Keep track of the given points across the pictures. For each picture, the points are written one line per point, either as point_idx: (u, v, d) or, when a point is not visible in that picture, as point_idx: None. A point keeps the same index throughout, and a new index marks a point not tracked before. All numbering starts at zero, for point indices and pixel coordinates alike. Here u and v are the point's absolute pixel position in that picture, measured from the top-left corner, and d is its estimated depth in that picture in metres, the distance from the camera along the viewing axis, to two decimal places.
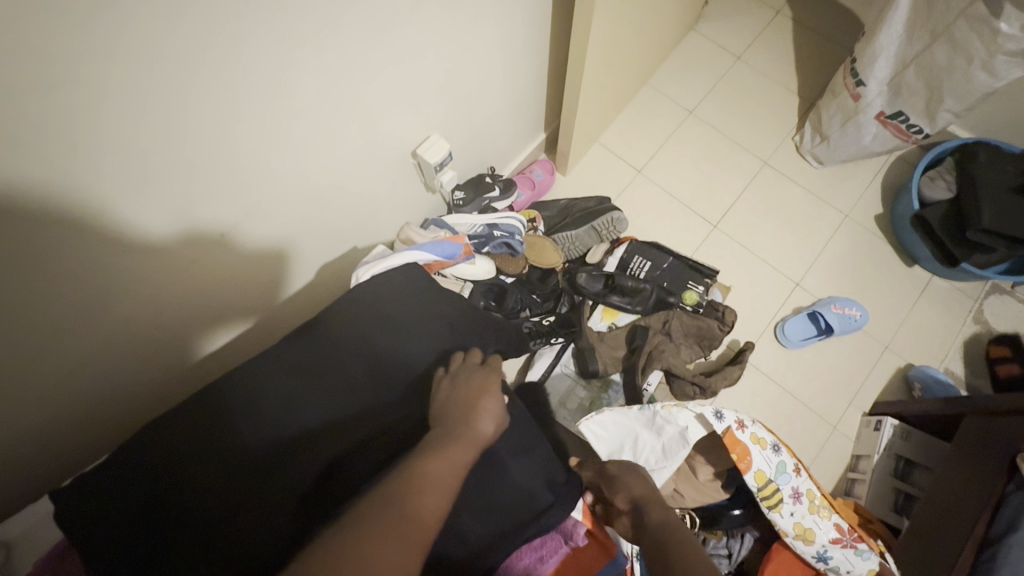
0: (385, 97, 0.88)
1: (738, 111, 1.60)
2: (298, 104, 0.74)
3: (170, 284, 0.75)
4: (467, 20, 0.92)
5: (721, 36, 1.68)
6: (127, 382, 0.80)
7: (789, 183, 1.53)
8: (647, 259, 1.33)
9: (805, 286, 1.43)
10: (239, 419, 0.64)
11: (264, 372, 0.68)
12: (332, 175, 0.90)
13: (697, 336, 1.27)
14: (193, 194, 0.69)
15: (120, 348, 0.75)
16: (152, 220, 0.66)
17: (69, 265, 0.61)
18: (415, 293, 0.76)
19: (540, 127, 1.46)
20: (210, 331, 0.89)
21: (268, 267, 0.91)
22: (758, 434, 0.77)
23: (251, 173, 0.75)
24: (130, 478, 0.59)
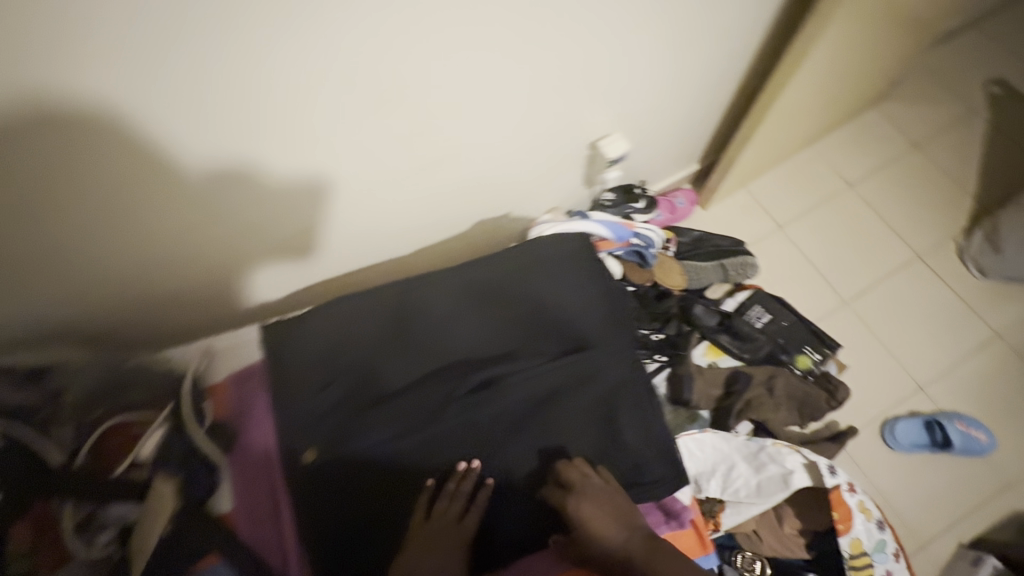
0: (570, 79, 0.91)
1: (902, 196, 1.53)
2: (382, 37, 0.65)
3: (192, 209, 0.72)
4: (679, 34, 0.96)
5: (905, 118, 1.62)
6: (166, 286, 0.81)
7: (940, 284, 1.43)
8: (768, 311, 1.32)
9: (929, 392, 1.34)
10: (409, 319, 0.71)
11: (437, 285, 0.73)
12: (514, 143, 0.98)
13: (800, 402, 1.23)
14: (215, 117, 0.62)
15: (148, 255, 0.75)
16: (160, 135, 0.60)
17: (69, 160, 0.58)
18: (583, 254, 0.75)
19: (695, 157, 1.48)
20: (258, 256, 0.86)
21: (321, 211, 0.84)
22: (865, 503, 0.75)
23: (303, 102, 0.67)
24: (318, 337, 0.70)
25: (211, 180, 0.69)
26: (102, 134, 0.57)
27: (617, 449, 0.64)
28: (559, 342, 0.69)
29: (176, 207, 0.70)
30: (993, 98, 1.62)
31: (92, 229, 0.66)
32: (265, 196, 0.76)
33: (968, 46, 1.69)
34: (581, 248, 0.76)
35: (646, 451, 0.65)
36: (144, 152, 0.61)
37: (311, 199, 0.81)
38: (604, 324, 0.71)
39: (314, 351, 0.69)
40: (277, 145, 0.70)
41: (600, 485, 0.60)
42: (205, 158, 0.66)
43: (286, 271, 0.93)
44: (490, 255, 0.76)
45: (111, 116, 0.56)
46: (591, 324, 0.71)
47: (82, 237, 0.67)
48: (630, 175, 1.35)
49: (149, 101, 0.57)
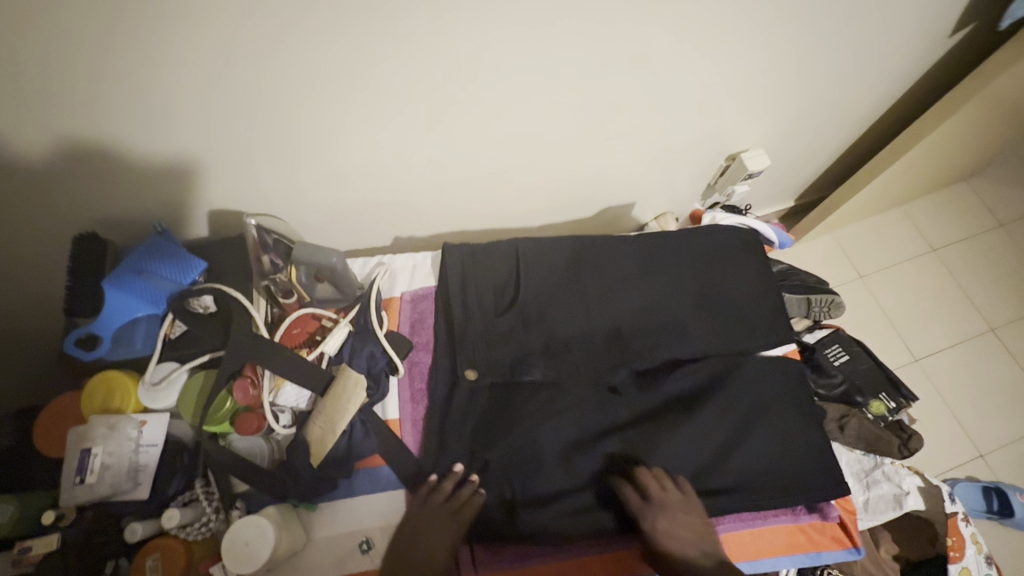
0: (731, 88, 0.96)
1: (981, 271, 1.58)
2: (488, 34, 0.69)
3: (288, 134, 0.75)
4: (840, 67, 1.01)
5: (989, 199, 1.68)
6: (251, 198, 0.83)
7: (1009, 359, 1.46)
8: (846, 351, 1.34)
9: (989, 461, 1.35)
10: (585, 272, 0.76)
11: (612, 250, 0.78)
12: (662, 139, 1.03)
13: (870, 445, 1.23)
14: (328, 64, 0.67)
15: (242, 164, 0.77)
16: (279, 62, 0.64)
17: (195, 61, 0.61)
18: (751, 253, 0.80)
19: (794, 195, 1.52)
20: (344, 190, 0.89)
21: (409, 181, 0.91)
22: (975, 536, 0.79)
23: (403, 76, 0.71)
24: (498, 267, 0.75)
25: (312, 113, 0.73)
26: (232, 43, 0.61)
27: (754, 450, 0.67)
28: (728, 323, 0.75)
29: (278, 129, 0.73)
30: None
31: (193, 128, 0.69)
32: (347, 147, 0.80)
33: None
34: (754, 244, 0.81)
35: (778, 459, 0.67)
36: (258, 73, 0.65)
37: (405, 166, 0.88)
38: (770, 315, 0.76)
39: (495, 280, 0.74)
40: (367, 106, 0.74)
41: (677, 498, 0.61)
42: (309, 95, 0.70)
43: (381, 210, 0.97)
44: (668, 232, 0.81)
45: (245, 33, 0.60)
46: (758, 312, 0.76)
47: (191, 131, 0.70)
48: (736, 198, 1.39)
49: (275, 30, 0.61)
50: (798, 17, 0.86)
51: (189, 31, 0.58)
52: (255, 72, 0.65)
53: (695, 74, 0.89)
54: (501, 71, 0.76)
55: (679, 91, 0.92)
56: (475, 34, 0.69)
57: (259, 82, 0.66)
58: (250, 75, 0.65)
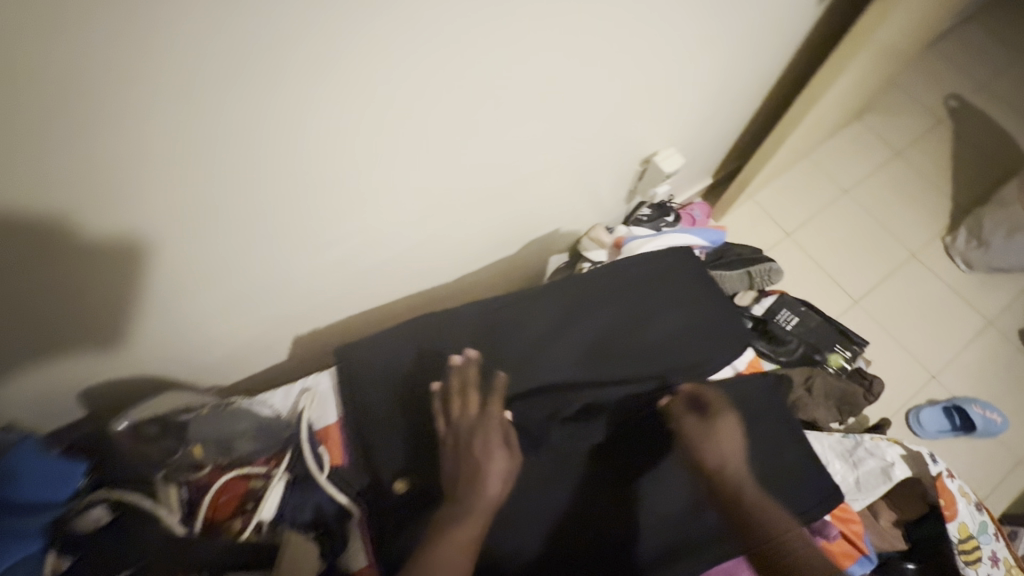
0: (635, 99, 0.91)
1: (891, 201, 1.65)
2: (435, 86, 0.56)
3: (270, 232, 0.60)
4: (726, 56, 1.01)
5: (882, 131, 1.76)
6: (202, 319, 0.66)
7: (934, 278, 1.56)
8: (794, 313, 1.37)
9: (941, 379, 1.43)
10: (508, 342, 0.70)
11: (527, 307, 0.74)
12: (580, 163, 0.97)
13: (839, 400, 1.27)
14: (331, 148, 0.54)
15: (200, 285, 0.60)
16: (283, 159, 0.52)
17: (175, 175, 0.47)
18: (668, 270, 0.79)
19: (709, 172, 1.54)
20: (309, 284, 0.74)
21: (382, 261, 0.80)
22: (964, 488, 0.78)
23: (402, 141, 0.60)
24: (402, 360, 0.68)
25: (301, 208, 0.60)
26: (222, 149, 0.47)
27: None
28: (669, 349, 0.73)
29: (258, 232, 0.59)
30: (954, 110, 1.80)
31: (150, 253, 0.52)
32: (328, 236, 0.67)
33: (928, 65, 1.87)
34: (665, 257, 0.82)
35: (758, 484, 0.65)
36: (255, 172, 0.51)
37: (384, 245, 0.77)
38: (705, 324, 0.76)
39: (405, 378, 0.67)
40: (361, 185, 0.62)
41: None
42: (307, 186, 0.57)
43: (349, 294, 0.82)
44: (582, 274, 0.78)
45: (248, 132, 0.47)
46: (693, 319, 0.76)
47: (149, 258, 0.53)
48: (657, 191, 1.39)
49: (283, 122, 0.48)
50: (687, 17, 0.81)
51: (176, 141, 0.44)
52: (251, 174, 0.51)
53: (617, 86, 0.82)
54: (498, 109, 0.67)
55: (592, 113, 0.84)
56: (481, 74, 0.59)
57: (256, 185, 0.53)
58: (246, 178, 0.51)
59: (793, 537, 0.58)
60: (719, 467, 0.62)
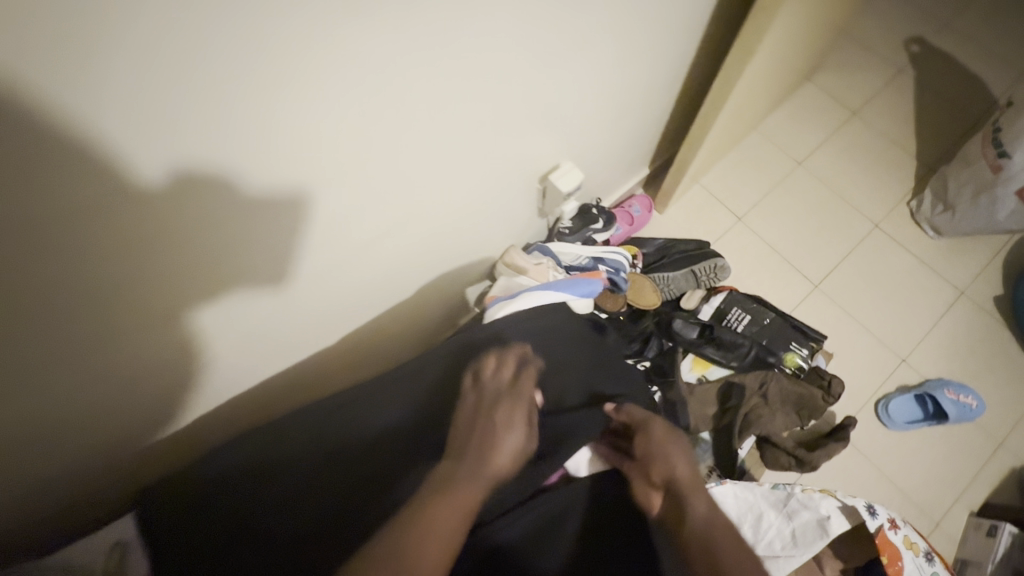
0: (524, 118, 0.79)
1: (849, 169, 1.52)
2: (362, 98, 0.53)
3: (177, 224, 0.48)
4: (626, 48, 0.88)
5: (837, 90, 1.61)
6: (98, 348, 0.53)
7: (900, 249, 1.43)
8: (746, 312, 1.27)
9: (912, 362, 1.32)
10: (351, 433, 0.69)
11: (372, 396, 0.73)
12: (473, 199, 0.86)
13: (797, 404, 1.17)
14: (266, 106, 0.45)
15: (88, 304, 0.48)
16: (182, 96, 0.39)
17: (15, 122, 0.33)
18: (529, 327, 0.83)
19: (645, 162, 1.40)
20: (229, 298, 0.61)
21: (319, 258, 0.67)
22: (911, 538, 0.69)
23: (330, 77, 0.48)
24: (233, 476, 0.65)
25: (213, 177, 0.47)
26: (126, 102, 0.37)
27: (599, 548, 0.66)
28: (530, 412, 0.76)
29: (155, 227, 0.46)
30: (915, 56, 1.64)
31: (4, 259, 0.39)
32: (254, 224, 0.54)
33: (884, 9, 1.70)
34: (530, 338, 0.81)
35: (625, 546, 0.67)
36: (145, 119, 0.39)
37: (320, 238, 0.64)
38: (567, 376, 0.80)
39: (239, 491, 0.64)
40: (288, 147, 0.50)
41: None
42: (215, 142, 0.44)
43: (279, 312, 0.69)
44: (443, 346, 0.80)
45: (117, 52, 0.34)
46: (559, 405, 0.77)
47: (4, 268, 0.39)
48: (583, 195, 1.26)
49: (170, 31, 0.36)
50: (568, 21, 0.70)
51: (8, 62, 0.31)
52: (137, 123, 0.38)
53: (536, 98, 0.77)
54: (449, 38, 0.56)
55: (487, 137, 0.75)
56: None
57: (150, 139, 0.40)
58: (131, 129, 0.38)
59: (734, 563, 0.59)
60: (671, 486, 0.67)
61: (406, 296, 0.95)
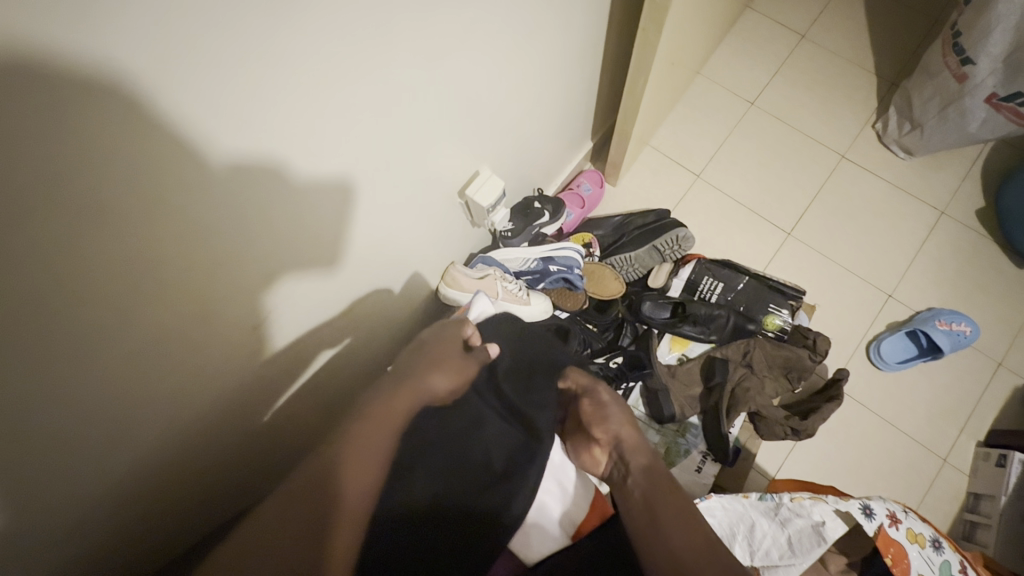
0: (431, 124, 0.73)
1: (806, 99, 1.41)
2: (352, 89, 0.55)
3: (211, 219, 0.49)
4: (530, 26, 0.79)
5: (780, 14, 1.48)
6: (195, 340, 0.56)
7: (871, 177, 1.34)
8: (718, 279, 1.19)
9: (899, 297, 1.25)
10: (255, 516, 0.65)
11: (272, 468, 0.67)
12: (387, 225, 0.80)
13: (784, 367, 1.10)
14: (291, 81, 0.48)
15: (179, 299, 0.51)
16: (243, 40, 0.41)
17: (99, 112, 0.35)
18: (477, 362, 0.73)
19: (587, 135, 1.29)
20: (273, 283, 0.63)
21: (342, 224, 0.68)
22: (914, 530, 0.66)
23: (328, 12, 0.47)
24: None
25: (245, 142, 0.47)
26: (186, 71, 0.39)
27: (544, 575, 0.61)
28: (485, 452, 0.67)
29: (216, 212, 0.49)
30: None
31: (116, 254, 0.42)
32: (285, 189, 0.55)
33: None
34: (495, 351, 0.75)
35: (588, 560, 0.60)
36: (197, 91, 0.40)
37: (339, 196, 0.64)
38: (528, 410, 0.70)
39: None
40: (316, 107, 0.52)
41: None
42: (241, 106, 0.44)
43: (314, 288, 0.70)
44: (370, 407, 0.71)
45: (160, 34, 0.35)
46: (525, 424, 0.69)
47: (120, 259, 0.43)
48: (523, 186, 1.15)
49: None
50: (467, 15, 0.65)
51: (82, 51, 0.32)
52: (197, 94, 0.40)
53: (489, 75, 0.78)
54: (423, 17, 0.58)
55: (429, 132, 0.74)
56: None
57: (214, 90, 0.41)
58: (193, 103, 0.40)
59: (671, 518, 0.54)
60: (614, 445, 0.64)
61: (345, 348, 0.87)
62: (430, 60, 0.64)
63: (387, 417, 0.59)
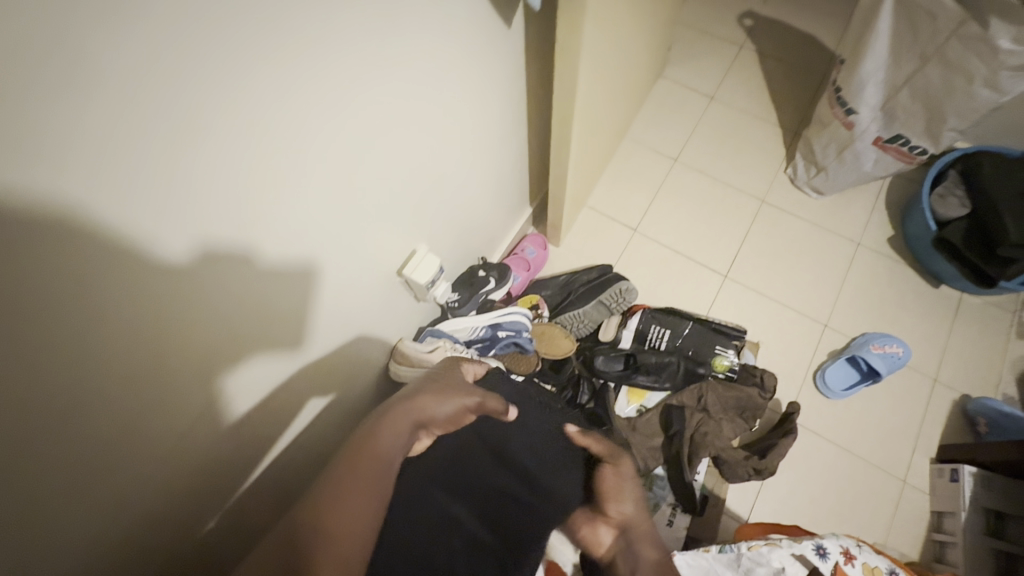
0: (388, 195, 0.77)
1: (723, 151, 1.54)
2: (316, 167, 0.59)
3: (173, 306, 0.50)
4: (473, 101, 0.86)
5: (690, 79, 1.64)
6: (157, 435, 0.55)
7: (792, 217, 1.45)
8: (665, 327, 1.22)
9: (834, 326, 1.32)
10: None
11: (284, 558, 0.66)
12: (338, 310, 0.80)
13: (738, 407, 1.12)
14: (255, 166, 0.51)
15: (146, 386, 0.51)
16: (209, 139, 0.45)
17: (67, 210, 0.38)
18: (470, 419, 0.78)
19: (525, 202, 1.36)
20: (238, 365, 0.63)
21: (304, 301, 0.70)
22: (869, 563, 0.67)
23: (289, 110, 0.52)
24: None
25: (211, 226, 0.50)
26: (151, 172, 0.42)
27: None
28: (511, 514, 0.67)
29: (177, 294, 0.50)
30: (751, 29, 1.69)
31: (78, 343, 0.43)
32: (248, 266, 0.57)
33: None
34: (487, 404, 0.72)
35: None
36: (161, 186, 0.43)
37: (302, 272, 0.67)
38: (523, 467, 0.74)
39: None
40: (279, 188, 0.56)
41: None
42: (205, 196, 0.48)
43: (277, 368, 0.71)
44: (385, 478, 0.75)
45: (129, 142, 0.39)
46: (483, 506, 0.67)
47: (85, 348, 0.44)
48: (468, 256, 1.18)
49: (168, 100, 0.40)
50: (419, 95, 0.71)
51: (62, 161, 0.36)
52: (162, 191, 0.44)
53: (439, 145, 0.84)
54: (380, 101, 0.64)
55: (385, 203, 0.78)
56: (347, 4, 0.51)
57: (178, 184, 0.45)
58: (157, 199, 0.44)
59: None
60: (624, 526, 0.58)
61: (297, 440, 0.84)
62: (386, 137, 0.69)
63: (379, 462, 0.53)
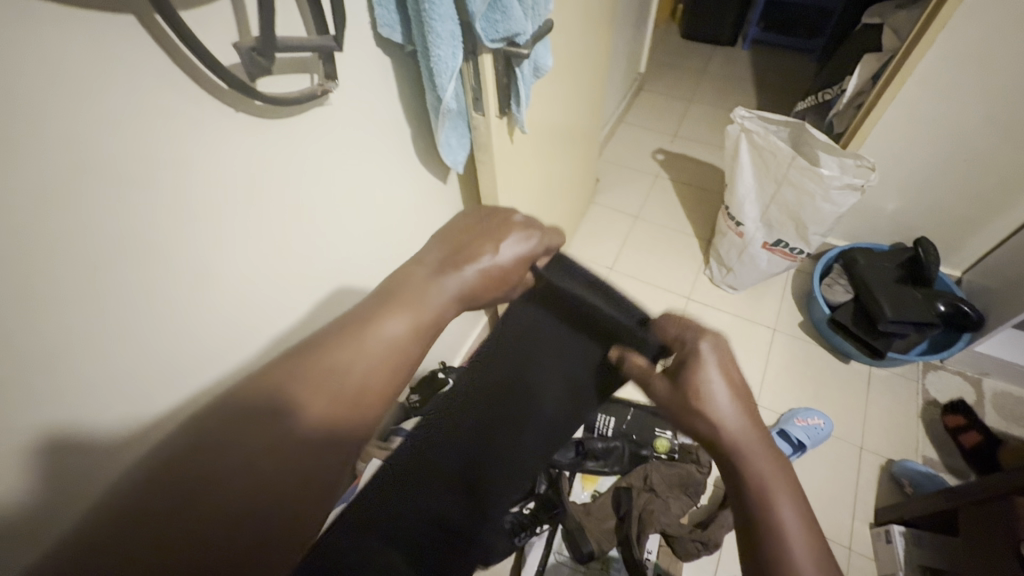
0: (341, 319, 0.91)
1: (651, 259, 1.81)
2: (268, 303, 0.73)
3: (129, 443, 0.59)
4: (412, 237, 1.04)
5: (617, 204, 1.97)
6: None
7: (715, 310, 1.67)
8: (611, 414, 1.35)
9: (764, 404, 1.47)
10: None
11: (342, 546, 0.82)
12: None
13: (682, 484, 1.22)
14: (214, 308, 0.64)
15: (85, 508, 0.56)
16: (178, 294, 0.58)
17: (43, 368, 0.47)
18: None
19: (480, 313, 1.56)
20: None
21: None
22: None
23: (235, 266, 0.65)
24: None
25: (170, 365, 0.60)
26: (129, 328, 0.53)
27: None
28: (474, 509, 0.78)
29: (119, 437, 0.57)
30: (663, 162, 2.07)
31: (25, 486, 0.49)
32: (190, 396, 0.65)
33: (629, 138, 2.17)
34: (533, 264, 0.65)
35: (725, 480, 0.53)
36: (135, 336, 0.54)
37: None
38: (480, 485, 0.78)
39: None
40: (233, 326, 0.68)
41: None
42: (173, 336, 0.59)
43: None
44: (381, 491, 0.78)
45: (115, 305, 0.51)
46: None
47: (47, 468, 0.50)
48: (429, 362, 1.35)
49: (153, 262, 0.53)
50: (361, 235, 0.87)
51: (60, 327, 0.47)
52: (135, 340, 0.55)
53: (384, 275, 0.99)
54: (326, 243, 0.79)
55: None
56: (289, 188, 0.68)
57: (151, 334, 0.56)
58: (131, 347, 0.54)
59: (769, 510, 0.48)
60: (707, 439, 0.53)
61: None
62: (333, 269, 0.84)
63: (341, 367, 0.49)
